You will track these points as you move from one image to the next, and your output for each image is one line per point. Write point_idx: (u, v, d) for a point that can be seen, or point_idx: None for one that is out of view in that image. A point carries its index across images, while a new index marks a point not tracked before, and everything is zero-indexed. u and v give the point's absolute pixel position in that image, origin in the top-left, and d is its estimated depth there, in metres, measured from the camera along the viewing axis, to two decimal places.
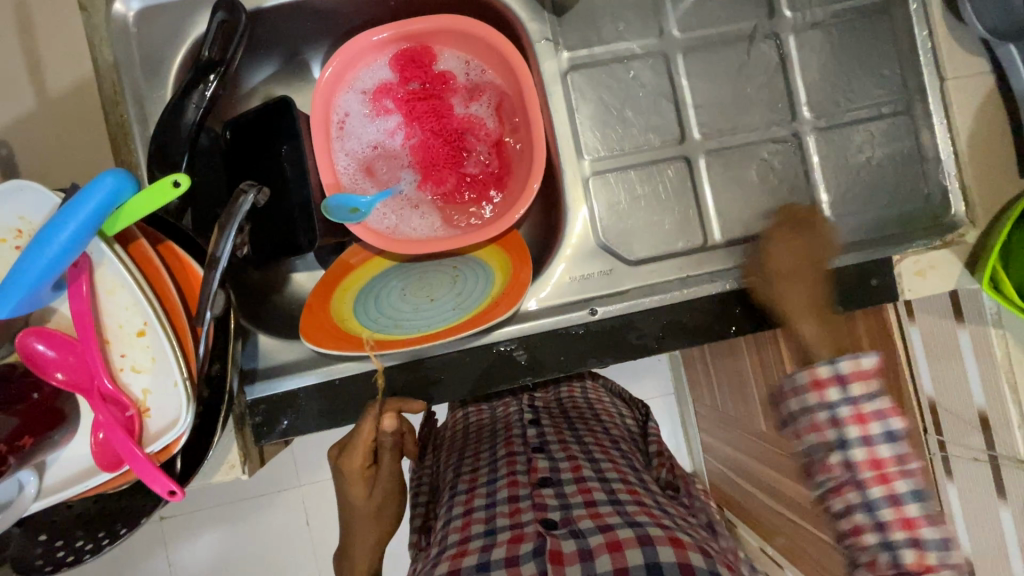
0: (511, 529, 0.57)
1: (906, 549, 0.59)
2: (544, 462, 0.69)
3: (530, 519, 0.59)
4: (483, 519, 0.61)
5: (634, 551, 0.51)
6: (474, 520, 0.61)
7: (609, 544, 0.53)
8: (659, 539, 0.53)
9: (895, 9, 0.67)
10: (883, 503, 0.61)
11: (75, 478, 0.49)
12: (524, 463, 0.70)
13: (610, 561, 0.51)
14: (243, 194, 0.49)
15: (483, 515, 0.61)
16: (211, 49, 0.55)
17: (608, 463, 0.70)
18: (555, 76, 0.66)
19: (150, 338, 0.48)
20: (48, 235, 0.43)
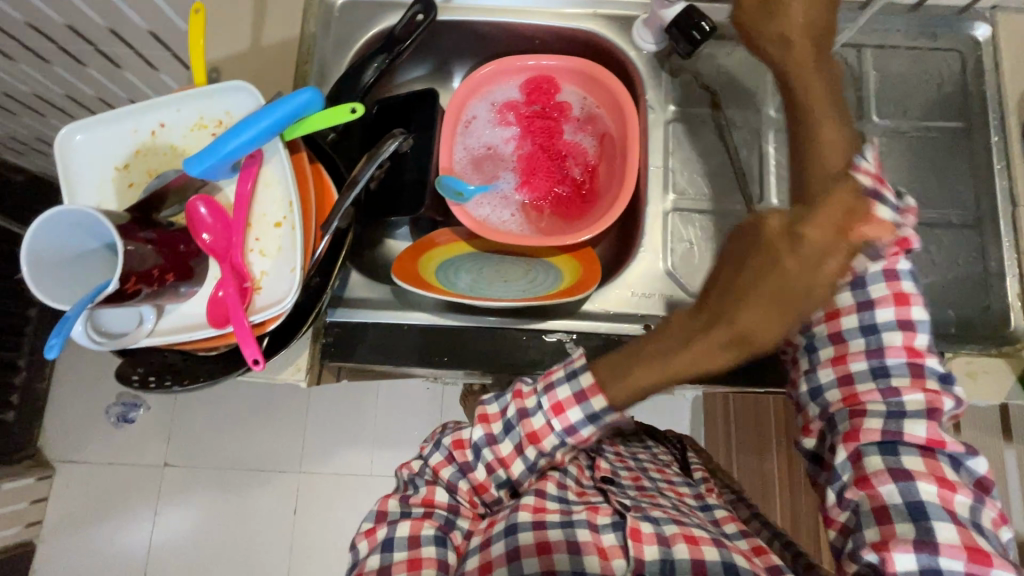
0: (585, 501, 0.58)
1: (965, 465, 0.52)
2: (606, 464, 0.69)
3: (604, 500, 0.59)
4: (558, 482, 0.59)
5: (710, 547, 0.53)
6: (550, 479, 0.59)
7: (686, 537, 0.54)
8: (732, 545, 0.55)
9: (976, 136, 0.75)
10: (890, 327, 0.56)
11: (183, 328, 0.57)
12: (584, 459, 0.69)
13: (689, 549, 0.53)
14: (393, 138, 0.59)
15: (557, 478, 0.60)
16: (400, 30, 0.68)
17: (665, 483, 0.69)
18: (659, 123, 0.76)
19: (284, 228, 0.58)
20: (248, 123, 0.53)
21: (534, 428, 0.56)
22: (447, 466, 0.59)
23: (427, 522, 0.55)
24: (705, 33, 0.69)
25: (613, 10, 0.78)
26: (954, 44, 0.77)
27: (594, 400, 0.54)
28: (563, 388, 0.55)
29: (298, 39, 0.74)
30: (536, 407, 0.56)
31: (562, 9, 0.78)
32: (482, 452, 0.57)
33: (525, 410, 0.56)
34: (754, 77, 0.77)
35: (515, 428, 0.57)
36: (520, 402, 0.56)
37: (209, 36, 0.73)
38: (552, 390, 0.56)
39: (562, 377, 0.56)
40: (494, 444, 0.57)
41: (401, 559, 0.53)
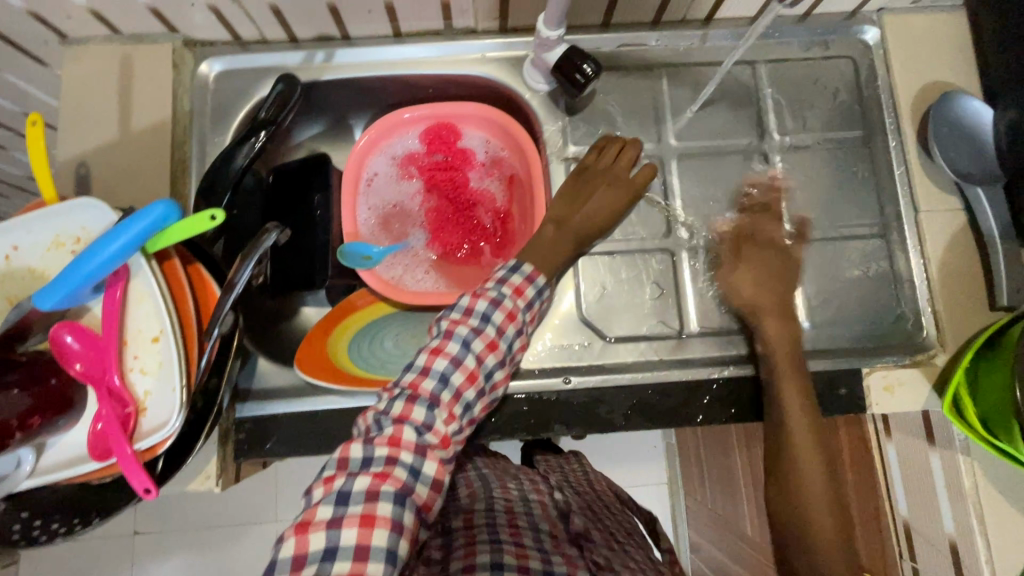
0: (564, 556, 0.58)
1: None
2: (579, 518, 0.70)
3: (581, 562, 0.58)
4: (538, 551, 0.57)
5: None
6: (527, 546, 0.57)
7: None
8: None
9: (876, 143, 0.75)
10: None
11: (67, 463, 0.54)
12: (555, 510, 0.70)
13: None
14: (267, 232, 0.57)
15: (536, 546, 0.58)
16: (268, 110, 0.66)
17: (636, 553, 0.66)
18: (561, 165, 0.74)
19: (162, 345, 0.54)
20: (99, 245, 0.50)
21: (491, 339, 0.56)
22: (404, 430, 0.48)
23: (391, 477, 0.45)
24: (587, 75, 0.66)
25: (503, 52, 0.75)
26: (847, 51, 0.77)
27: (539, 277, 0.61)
28: (515, 278, 0.60)
29: (170, 122, 0.70)
30: (500, 294, 0.58)
31: (450, 56, 0.75)
32: (449, 380, 0.52)
33: (488, 300, 0.57)
34: (652, 106, 0.75)
35: (470, 344, 0.54)
36: (482, 298, 0.57)
37: (74, 130, 0.68)
38: (508, 280, 0.60)
39: (518, 279, 0.60)
40: (460, 395, 0.52)
41: (353, 519, 0.43)
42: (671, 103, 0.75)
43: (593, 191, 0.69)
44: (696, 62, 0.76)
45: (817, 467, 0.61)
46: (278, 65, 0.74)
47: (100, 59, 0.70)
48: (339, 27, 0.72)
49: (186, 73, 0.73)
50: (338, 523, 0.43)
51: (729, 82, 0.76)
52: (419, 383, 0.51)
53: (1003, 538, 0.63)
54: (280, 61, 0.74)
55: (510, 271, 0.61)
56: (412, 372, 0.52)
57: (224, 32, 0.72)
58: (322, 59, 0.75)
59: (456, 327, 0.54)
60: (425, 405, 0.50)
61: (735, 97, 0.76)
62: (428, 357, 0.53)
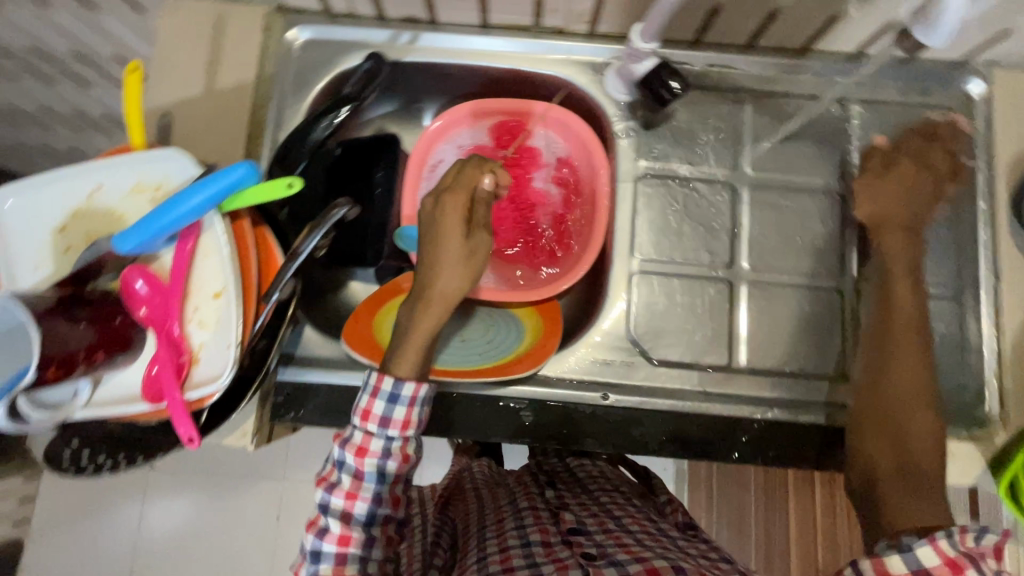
0: (554, 560, 0.58)
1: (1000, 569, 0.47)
2: (571, 513, 0.69)
3: (568, 553, 0.59)
4: (521, 554, 0.61)
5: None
6: (512, 554, 0.61)
7: (649, 571, 0.52)
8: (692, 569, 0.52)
9: (962, 202, 0.71)
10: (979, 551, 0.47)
11: (120, 401, 0.55)
12: (548, 512, 0.70)
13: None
14: (338, 206, 0.58)
15: (519, 550, 0.61)
16: (354, 85, 0.71)
17: (629, 517, 0.67)
18: (629, 177, 0.73)
19: (223, 301, 0.56)
20: (181, 198, 0.51)
21: (407, 421, 0.56)
22: (354, 521, 0.56)
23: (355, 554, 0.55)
24: (674, 92, 0.65)
25: (587, 56, 0.74)
26: (945, 100, 0.73)
27: (387, 382, 0.56)
28: (367, 399, 0.56)
29: (253, 83, 0.71)
30: (401, 377, 0.57)
31: (534, 53, 0.75)
32: (384, 474, 0.56)
33: (393, 384, 0.56)
34: (731, 131, 0.73)
35: (391, 433, 0.56)
36: (336, 438, 0.57)
37: (163, 78, 0.70)
38: (356, 404, 0.56)
39: (365, 398, 0.56)
40: (399, 477, 0.57)
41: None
42: (752, 130, 0.73)
43: (454, 224, 0.60)
44: (785, 91, 0.73)
45: (919, 409, 0.60)
46: (363, 41, 0.75)
47: (197, 14, 0.72)
48: (429, 11, 0.72)
49: (275, 38, 0.74)
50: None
51: (816, 117, 0.73)
52: (352, 485, 0.55)
53: None
54: (366, 37, 0.75)
55: (403, 359, 0.57)
56: (346, 476, 0.56)
57: (318, 2, 0.72)
58: (407, 40, 0.75)
59: (370, 425, 0.55)
60: (366, 502, 0.56)
61: (820, 133, 0.73)
62: (353, 457, 0.55)
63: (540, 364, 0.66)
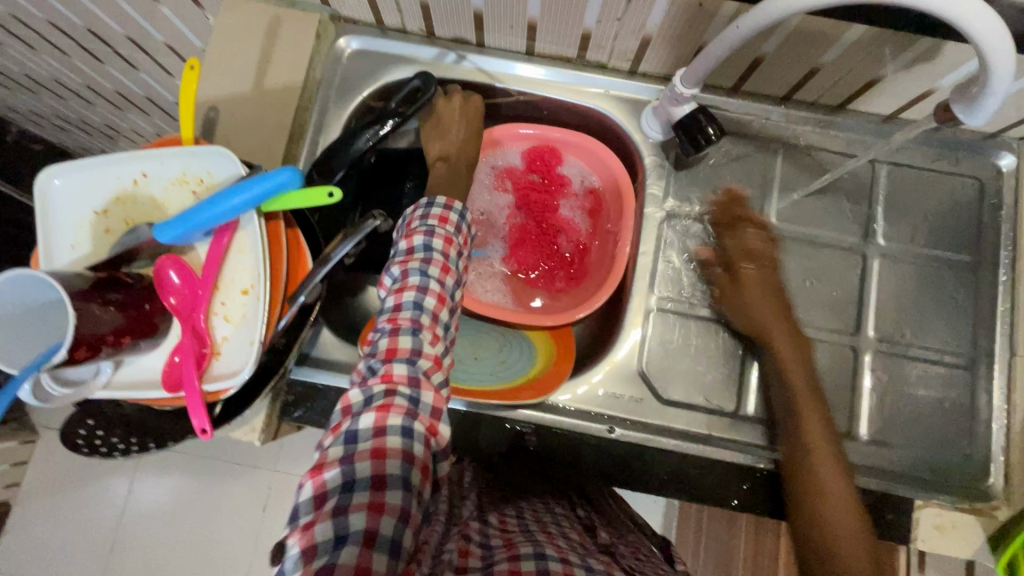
0: (602, 559, 0.59)
1: None
2: (604, 533, 0.72)
3: (611, 564, 0.61)
4: (565, 540, 0.61)
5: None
6: (556, 537, 0.61)
7: None
8: None
9: (983, 272, 0.72)
10: None
11: (138, 385, 0.56)
12: (582, 524, 0.72)
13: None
14: (373, 218, 0.60)
15: (562, 538, 0.62)
16: (398, 103, 0.69)
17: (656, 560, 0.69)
18: (655, 214, 0.74)
19: (250, 298, 0.57)
20: (224, 196, 0.53)
21: (443, 262, 0.55)
22: (395, 364, 0.48)
23: (394, 399, 0.46)
24: (709, 138, 0.66)
25: (625, 93, 0.76)
26: (976, 171, 0.74)
27: (457, 203, 0.59)
28: (446, 213, 0.58)
29: (300, 87, 0.73)
30: (430, 225, 0.57)
31: (574, 85, 0.76)
32: (424, 305, 0.52)
33: (423, 234, 0.56)
34: (760, 180, 0.74)
35: (427, 272, 0.54)
36: (414, 237, 0.56)
37: (213, 72, 0.72)
38: (430, 213, 0.58)
39: (437, 209, 0.58)
40: (438, 317, 0.52)
41: (368, 451, 0.43)
42: (781, 181, 0.74)
43: (453, 125, 0.73)
44: (817, 146, 0.74)
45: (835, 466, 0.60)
46: (410, 56, 0.77)
47: (253, 14, 0.74)
48: (477, 34, 0.74)
49: (325, 45, 0.76)
50: (350, 460, 0.43)
51: (846, 174, 0.74)
52: (392, 322, 0.51)
53: None
54: (414, 52, 0.77)
55: (426, 207, 0.59)
56: (383, 315, 0.52)
57: (371, 14, 0.74)
58: (453, 60, 0.77)
59: (408, 263, 0.54)
60: (407, 335, 0.50)
61: (848, 190, 0.74)
62: (432, 304, 0.52)
63: (542, 396, 0.66)
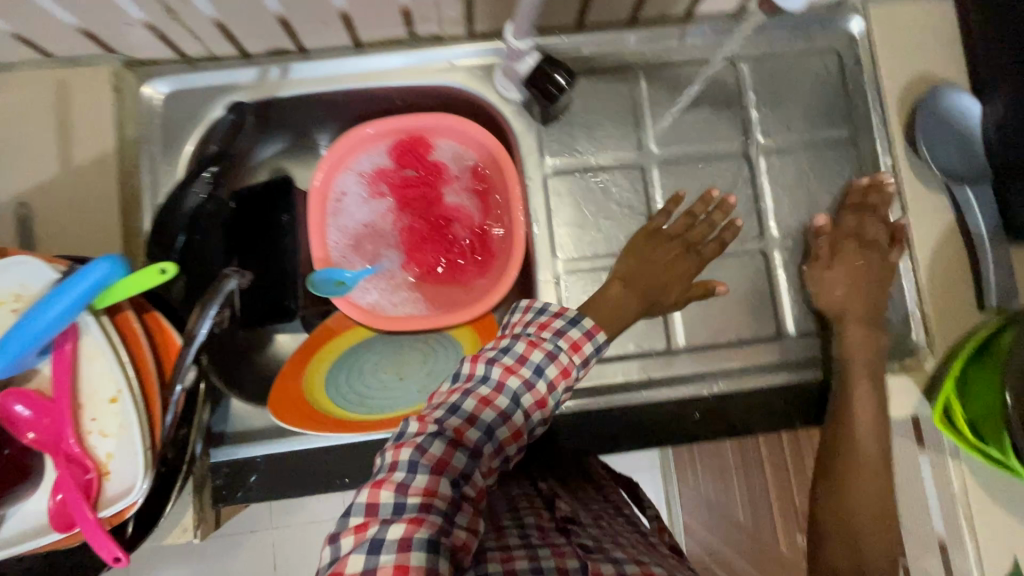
0: (550, 544, 0.50)
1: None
2: (566, 502, 0.62)
3: (565, 543, 0.52)
4: (517, 532, 0.53)
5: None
6: (506, 532, 0.52)
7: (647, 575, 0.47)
8: None
9: (862, 141, 0.72)
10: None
11: (26, 535, 0.50)
12: (541, 500, 0.62)
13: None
14: (226, 278, 0.53)
15: (515, 531, 0.53)
16: (219, 142, 0.69)
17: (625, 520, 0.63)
18: (537, 178, 0.71)
19: (121, 405, 0.51)
20: (38, 310, 0.46)
21: (543, 395, 0.48)
22: (440, 483, 0.41)
23: (426, 524, 0.39)
24: (560, 86, 0.62)
25: (472, 60, 0.71)
26: (831, 43, 0.73)
27: (601, 335, 0.52)
28: (573, 331, 0.51)
29: (115, 153, 0.65)
30: (557, 347, 0.50)
31: (417, 66, 0.71)
32: (519, 404, 0.46)
33: (545, 352, 0.49)
34: (630, 111, 0.72)
35: (522, 397, 0.47)
36: (538, 347, 0.49)
37: (12, 166, 0.63)
38: (566, 331, 0.51)
39: (576, 332, 0.51)
40: (524, 423, 0.47)
41: (388, 569, 0.38)
42: (651, 107, 0.72)
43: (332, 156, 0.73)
44: (676, 62, 0.72)
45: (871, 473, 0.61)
46: (230, 83, 0.69)
47: (34, 87, 0.64)
48: (293, 40, 0.67)
49: (130, 97, 0.67)
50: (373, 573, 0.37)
51: (711, 82, 0.72)
52: (465, 432, 0.44)
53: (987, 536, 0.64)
54: (233, 79, 0.69)
55: (568, 320, 0.52)
56: (457, 416, 0.44)
57: (168, 49, 0.66)
58: (278, 75, 0.69)
59: (508, 378, 0.47)
60: (467, 455, 0.43)
61: (718, 98, 0.73)
62: (512, 425, 0.46)
63: None
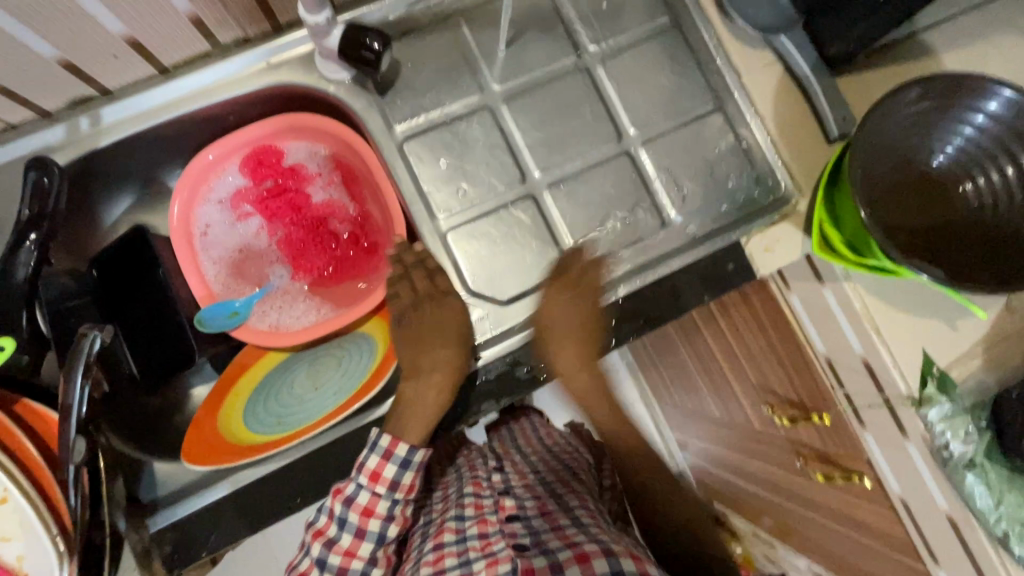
0: (485, 557, 0.55)
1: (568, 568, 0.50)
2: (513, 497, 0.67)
3: (501, 545, 0.56)
4: (456, 551, 0.58)
5: (600, 561, 0.50)
6: (445, 554, 0.58)
7: (578, 558, 0.51)
8: (620, 551, 0.51)
9: (684, 24, 0.75)
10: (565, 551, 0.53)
11: None
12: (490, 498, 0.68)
13: (580, 570, 0.50)
14: (87, 334, 0.51)
15: (455, 548, 0.58)
16: (31, 207, 0.61)
17: (570, 492, 0.69)
18: (392, 147, 0.70)
19: (13, 503, 0.48)
20: None
21: (347, 546, 0.62)
22: None
23: None
24: (375, 50, 0.63)
25: (288, 52, 0.69)
26: None
27: (395, 452, 0.61)
28: (369, 461, 0.61)
29: None
30: (356, 488, 0.60)
31: (233, 74, 0.68)
32: (330, 561, 0.61)
33: (343, 498, 0.60)
34: (462, 58, 0.72)
35: (328, 560, 0.61)
36: (338, 499, 0.60)
37: None
38: (364, 463, 0.61)
39: (372, 461, 0.61)
40: (348, 567, 0.62)
41: None
42: (480, 49, 0.72)
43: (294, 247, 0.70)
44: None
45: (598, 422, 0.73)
46: (38, 147, 0.64)
47: None
48: (90, 84, 0.63)
49: None
50: None
51: (528, 10, 0.74)
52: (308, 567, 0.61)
53: (899, 341, 0.68)
54: (40, 142, 0.64)
55: (368, 448, 0.61)
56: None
57: None
58: (89, 125, 0.65)
59: (317, 540, 0.61)
60: None
61: (540, 22, 0.74)
62: (339, 557, 0.62)
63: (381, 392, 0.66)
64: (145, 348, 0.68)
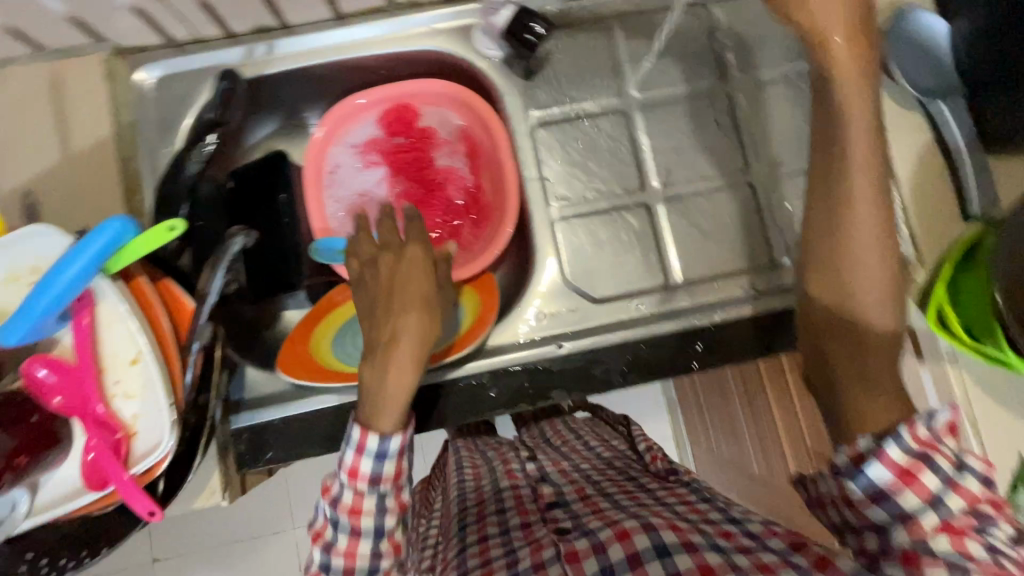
0: (529, 543, 0.51)
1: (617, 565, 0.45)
2: (551, 485, 0.64)
3: (544, 532, 0.53)
4: (500, 542, 0.54)
5: (642, 536, 0.45)
6: (489, 545, 0.54)
7: (617, 535, 0.47)
8: (660, 523, 0.47)
9: None
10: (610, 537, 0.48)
11: (63, 498, 0.52)
12: (529, 490, 0.65)
13: (621, 548, 0.45)
14: (233, 236, 0.56)
15: (498, 539, 0.55)
16: (214, 112, 0.69)
17: (608, 479, 0.64)
18: (524, 130, 0.73)
19: (142, 365, 0.53)
20: (58, 269, 0.48)
21: (347, 546, 0.54)
22: None
23: None
24: (537, 34, 0.67)
25: (451, 23, 0.73)
26: None
27: (369, 443, 0.52)
28: (347, 455, 0.53)
29: (113, 137, 0.66)
30: (340, 485, 0.54)
31: (398, 33, 0.73)
32: (332, 564, 0.54)
33: (333, 496, 0.54)
34: (609, 60, 0.74)
35: (333, 563, 0.54)
36: (327, 497, 0.55)
37: (11, 157, 0.64)
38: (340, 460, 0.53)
39: (349, 455, 0.53)
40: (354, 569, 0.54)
41: None
42: (628, 55, 0.74)
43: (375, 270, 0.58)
44: (648, 10, 0.75)
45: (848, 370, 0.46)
46: (218, 62, 0.71)
47: (32, 79, 0.66)
48: (276, 16, 0.69)
49: (123, 86, 0.69)
50: None
51: (683, 28, 0.75)
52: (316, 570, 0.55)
53: (996, 437, 0.65)
54: (220, 58, 0.71)
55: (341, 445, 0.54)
56: None
57: (155, 35, 0.68)
58: (264, 52, 0.72)
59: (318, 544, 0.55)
60: None
61: (692, 41, 0.75)
62: (342, 556, 0.54)
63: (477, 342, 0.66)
64: (259, 262, 0.73)
